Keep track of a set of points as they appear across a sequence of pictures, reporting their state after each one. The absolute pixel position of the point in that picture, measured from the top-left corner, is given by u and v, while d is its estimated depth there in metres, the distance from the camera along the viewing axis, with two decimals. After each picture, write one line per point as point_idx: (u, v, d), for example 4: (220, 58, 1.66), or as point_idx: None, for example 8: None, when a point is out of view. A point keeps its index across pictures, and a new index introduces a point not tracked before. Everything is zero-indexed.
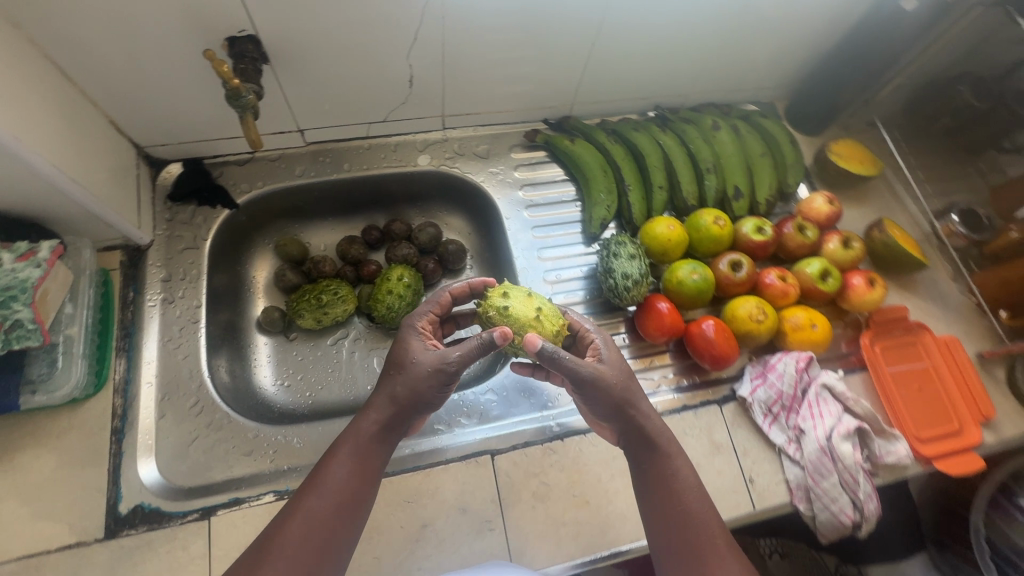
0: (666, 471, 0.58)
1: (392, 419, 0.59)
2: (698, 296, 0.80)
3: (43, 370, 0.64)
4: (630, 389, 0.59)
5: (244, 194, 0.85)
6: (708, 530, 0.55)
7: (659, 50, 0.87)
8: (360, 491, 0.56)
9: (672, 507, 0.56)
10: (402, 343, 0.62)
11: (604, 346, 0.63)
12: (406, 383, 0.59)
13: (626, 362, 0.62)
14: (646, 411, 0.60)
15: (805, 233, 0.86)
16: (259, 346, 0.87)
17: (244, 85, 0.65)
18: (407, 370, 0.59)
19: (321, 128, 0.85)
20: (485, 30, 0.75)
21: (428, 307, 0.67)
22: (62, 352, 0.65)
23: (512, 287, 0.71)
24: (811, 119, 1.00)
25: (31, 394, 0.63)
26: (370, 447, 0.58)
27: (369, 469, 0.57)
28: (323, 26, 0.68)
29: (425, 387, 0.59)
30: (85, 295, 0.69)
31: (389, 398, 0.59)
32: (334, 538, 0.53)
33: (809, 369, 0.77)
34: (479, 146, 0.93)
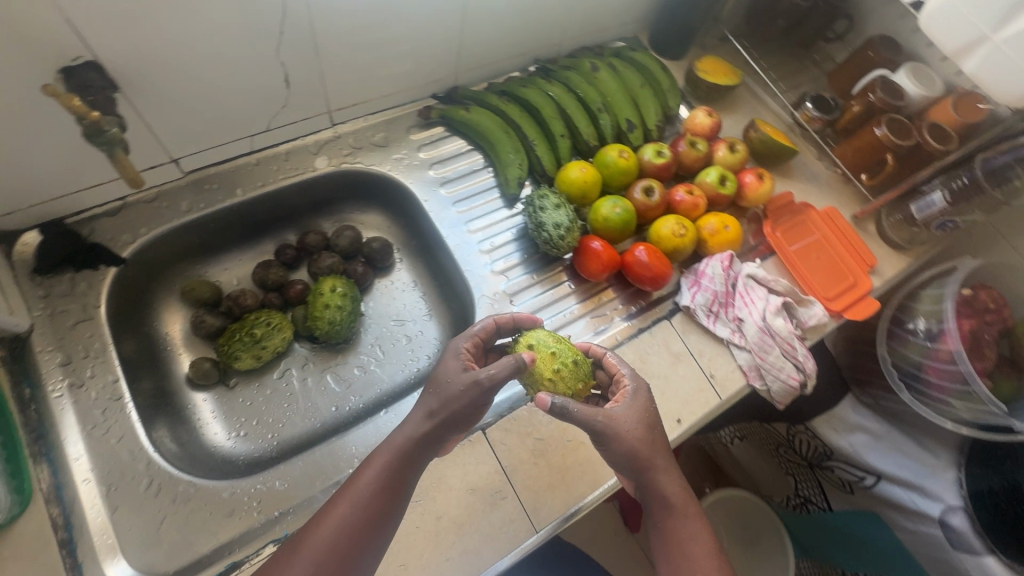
0: (681, 530, 0.63)
1: (432, 435, 0.59)
2: (624, 228, 0.85)
3: None
4: (653, 450, 0.63)
5: (129, 245, 0.75)
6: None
7: (527, 2, 0.88)
8: (390, 502, 0.56)
9: (682, 564, 0.61)
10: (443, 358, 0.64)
11: (630, 394, 0.66)
12: (444, 399, 0.59)
13: (651, 415, 0.65)
14: (665, 471, 0.63)
15: (696, 147, 0.95)
16: (197, 403, 0.79)
17: (105, 118, 0.58)
18: (445, 384, 0.60)
19: (197, 153, 0.76)
20: (356, 11, 0.71)
21: (475, 332, 0.68)
22: None
23: (543, 336, 0.70)
24: (674, 44, 1.08)
25: None
26: (407, 461, 0.58)
27: (399, 486, 0.57)
28: (172, 35, 0.61)
29: (464, 403, 0.59)
30: None
31: (430, 413, 0.59)
32: (361, 547, 0.54)
33: (732, 267, 0.86)
34: (375, 135, 0.89)
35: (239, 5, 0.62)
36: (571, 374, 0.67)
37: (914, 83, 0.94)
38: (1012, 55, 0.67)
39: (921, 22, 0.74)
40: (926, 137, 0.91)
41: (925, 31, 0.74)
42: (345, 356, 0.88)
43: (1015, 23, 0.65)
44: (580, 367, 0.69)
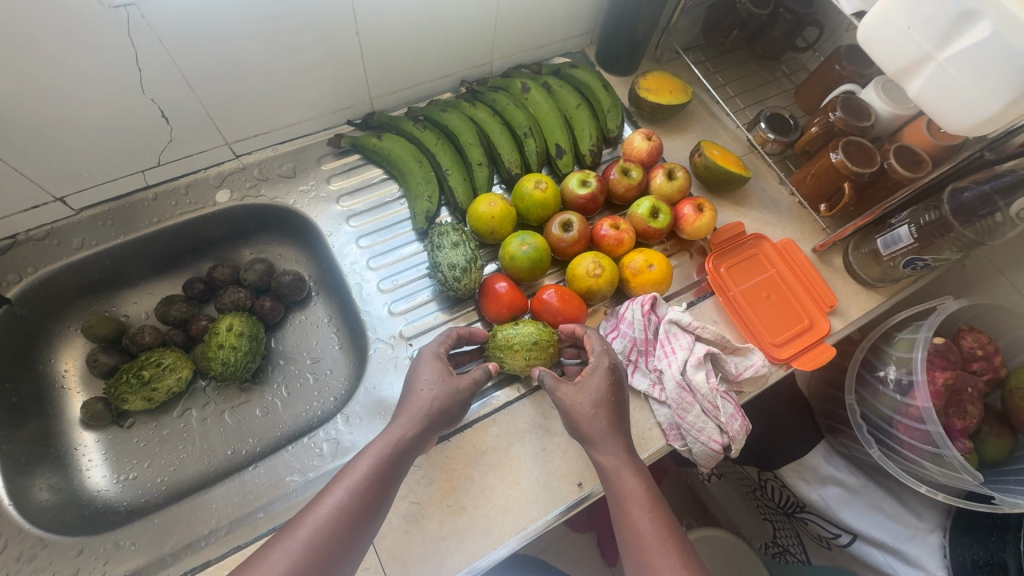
0: (620, 489, 0.60)
1: (423, 434, 0.62)
2: (534, 267, 0.78)
3: None
4: (598, 422, 0.63)
5: (13, 287, 0.73)
6: (659, 544, 0.55)
7: (435, 24, 0.82)
8: (379, 496, 0.57)
9: (622, 525, 0.58)
10: (418, 366, 0.67)
11: (588, 373, 0.65)
12: (433, 399, 0.64)
13: (610, 397, 0.64)
14: (603, 445, 0.62)
15: (629, 175, 0.86)
16: (86, 444, 0.77)
17: None
18: (430, 391, 0.64)
19: (84, 190, 0.75)
20: (226, 44, 0.68)
21: (441, 336, 0.70)
22: None
23: (500, 334, 0.72)
24: (618, 61, 1.00)
25: None
26: (399, 456, 0.60)
27: (393, 476, 0.59)
28: (12, 83, 0.59)
29: (450, 403, 0.64)
30: None
31: (421, 414, 0.63)
32: (353, 534, 0.54)
33: (656, 310, 0.77)
34: (282, 166, 0.86)
35: (81, 47, 0.59)
36: (542, 351, 0.71)
37: (884, 100, 0.83)
38: (960, 79, 0.56)
39: (859, 37, 0.63)
40: (891, 162, 0.79)
41: (865, 48, 0.63)
42: (249, 393, 0.84)
43: (959, 41, 0.55)
44: (544, 339, 0.71)
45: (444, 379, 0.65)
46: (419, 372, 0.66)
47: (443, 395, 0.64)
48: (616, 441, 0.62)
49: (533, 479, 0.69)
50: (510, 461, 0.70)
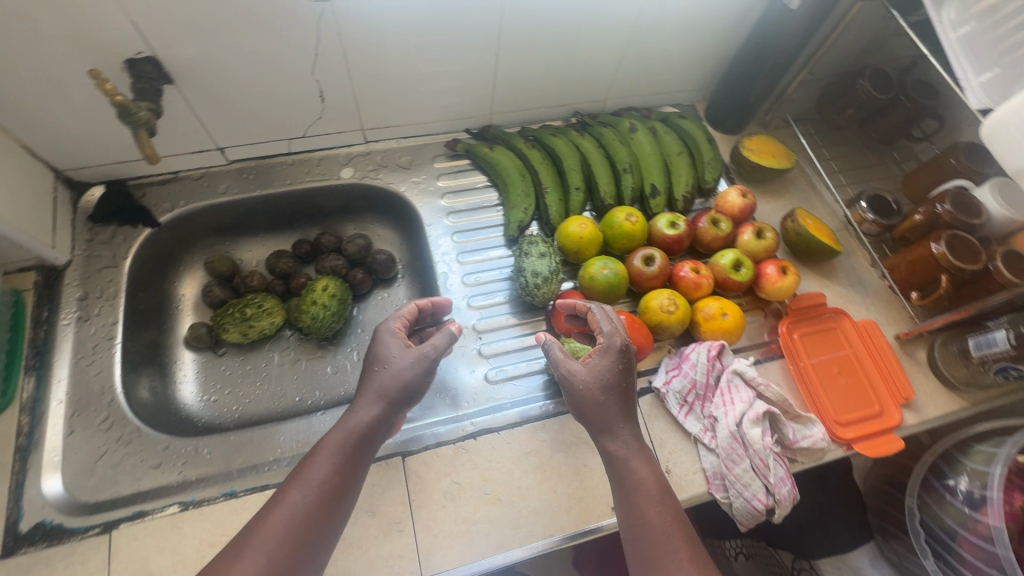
0: (631, 479, 0.60)
1: (386, 416, 0.62)
2: (610, 292, 0.81)
3: None
4: (607, 407, 0.62)
5: (167, 213, 0.86)
6: (668, 539, 0.56)
7: (565, 57, 0.90)
8: (341, 488, 0.57)
9: (631, 514, 0.59)
10: (377, 343, 0.65)
11: (597, 358, 0.63)
12: (390, 376, 0.62)
13: (619, 380, 0.63)
14: (613, 433, 0.62)
15: (718, 226, 0.88)
16: (184, 361, 0.87)
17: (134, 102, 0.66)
18: (387, 370, 0.62)
19: (241, 145, 0.87)
20: (388, 44, 0.78)
21: (397, 315, 0.68)
22: None
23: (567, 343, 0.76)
24: (728, 119, 1.04)
25: None
26: (358, 443, 0.60)
27: (353, 466, 0.59)
28: (221, 48, 0.71)
29: (412, 378, 0.62)
30: None
31: (380, 394, 0.62)
32: (320, 528, 0.54)
33: (720, 359, 0.78)
34: (402, 157, 0.96)
35: (278, 29, 0.71)
36: None
37: (999, 202, 0.81)
38: None
39: (983, 132, 0.64)
40: (998, 264, 0.77)
41: (988, 145, 0.64)
42: (324, 353, 0.92)
43: None
44: None
45: (413, 364, 0.63)
46: (379, 350, 0.64)
47: (409, 371, 0.62)
48: (626, 429, 0.62)
49: (569, 491, 0.71)
50: (550, 468, 0.72)
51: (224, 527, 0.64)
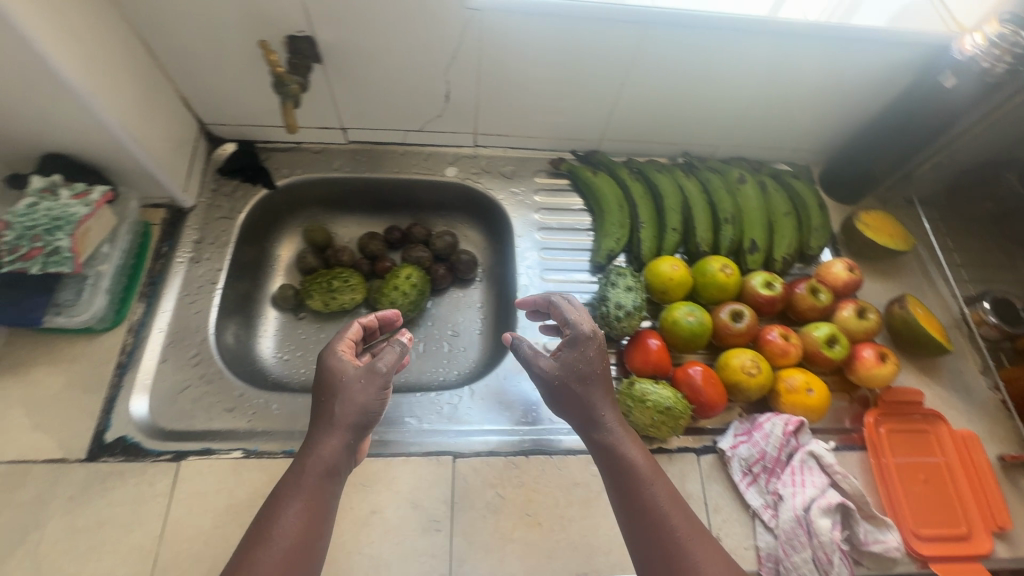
0: (623, 464, 0.58)
1: (350, 446, 0.58)
2: (691, 340, 0.79)
3: (71, 296, 0.67)
4: (588, 396, 0.60)
5: (284, 178, 0.92)
6: (667, 521, 0.54)
7: (690, 96, 0.89)
8: (313, 531, 0.52)
9: (631, 504, 0.56)
10: (322, 372, 0.60)
11: (569, 350, 0.61)
12: (342, 405, 0.57)
13: (595, 370, 0.61)
14: (599, 425, 0.60)
15: (817, 296, 0.84)
16: (268, 317, 0.92)
17: (290, 76, 0.70)
18: (339, 398, 0.57)
19: (363, 129, 0.92)
20: (522, 59, 0.80)
21: (342, 334, 0.65)
22: (90, 284, 0.68)
23: (637, 381, 0.73)
24: (846, 188, 0.99)
25: (54, 314, 0.65)
26: (320, 484, 0.54)
27: (320, 500, 0.54)
28: (372, 39, 0.75)
29: (368, 401, 0.58)
30: (122, 239, 0.72)
31: (336, 426, 0.56)
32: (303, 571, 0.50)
33: (797, 435, 0.73)
34: (505, 166, 0.98)
35: (426, 29, 0.74)
36: (671, 420, 0.71)
37: None
38: None
39: None
40: None
41: None
42: None
43: None
44: (678, 409, 0.71)
45: (367, 389, 0.58)
46: (324, 380, 0.59)
47: (367, 400, 0.58)
48: (610, 414, 0.60)
49: (611, 534, 0.68)
50: (596, 505, 0.70)
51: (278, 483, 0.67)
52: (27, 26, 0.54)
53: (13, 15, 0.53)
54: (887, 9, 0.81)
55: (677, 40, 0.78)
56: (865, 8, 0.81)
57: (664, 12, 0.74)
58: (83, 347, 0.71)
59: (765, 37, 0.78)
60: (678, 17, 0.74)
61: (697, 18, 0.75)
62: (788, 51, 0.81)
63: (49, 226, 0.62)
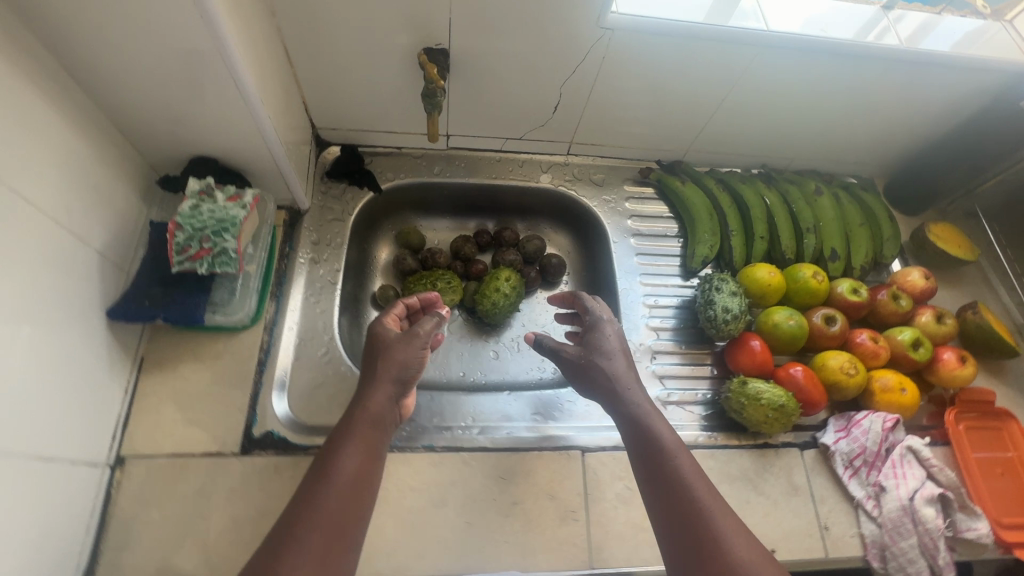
0: (647, 431, 0.62)
1: (393, 402, 0.62)
2: (790, 342, 0.84)
3: (225, 295, 0.71)
4: (608, 363, 0.68)
5: (389, 182, 0.95)
6: (689, 483, 0.56)
7: (779, 113, 0.95)
8: (361, 479, 0.54)
9: (657, 468, 0.58)
10: (371, 338, 0.66)
11: (592, 330, 0.71)
12: (387, 364, 0.63)
13: (618, 346, 0.69)
14: (624, 389, 0.66)
15: (898, 302, 0.90)
16: (371, 317, 0.95)
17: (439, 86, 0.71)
18: (386, 357, 0.63)
19: (466, 136, 0.96)
20: (636, 73, 0.84)
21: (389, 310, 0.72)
22: (241, 284, 0.73)
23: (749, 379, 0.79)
24: (911, 200, 1.06)
25: (212, 313, 0.71)
26: (369, 439, 0.57)
27: (369, 451, 0.56)
28: (502, 51, 0.79)
29: (410, 361, 0.64)
30: (263, 240, 0.76)
31: (382, 383, 0.61)
32: (353, 515, 0.51)
33: (894, 432, 0.79)
34: (596, 174, 1.02)
35: (555, 43, 0.78)
36: (783, 416, 0.76)
37: None
38: None
39: None
40: None
41: None
42: (486, 338, 0.98)
43: None
44: (789, 407, 0.76)
45: (407, 352, 0.64)
46: (374, 345, 0.65)
47: (406, 358, 0.63)
48: (638, 389, 0.66)
49: None
50: None
51: (423, 476, 0.70)
52: (230, 39, 0.57)
53: (223, 29, 0.55)
54: (951, 35, 0.87)
55: (783, 61, 0.84)
56: (925, 36, 0.86)
57: (775, 36, 0.79)
58: (225, 344, 0.73)
59: (862, 61, 0.84)
60: (788, 41, 0.80)
61: (806, 42, 0.80)
62: (879, 74, 0.87)
63: (218, 229, 0.65)
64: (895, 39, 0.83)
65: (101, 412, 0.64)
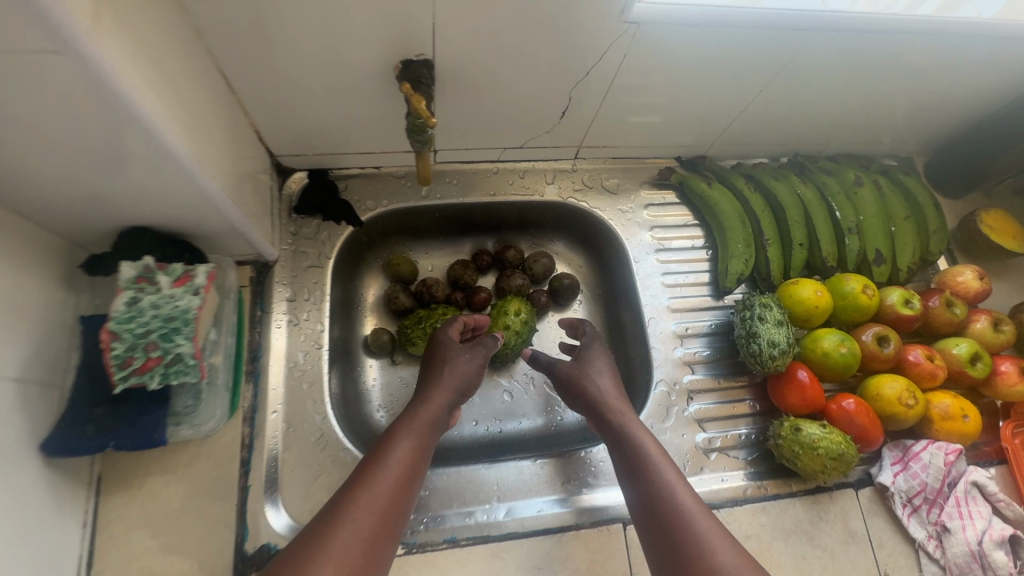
0: (628, 438, 0.59)
1: (447, 411, 0.62)
2: (841, 370, 0.75)
3: (188, 402, 0.61)
4: (594, 378, 0.67)
5: (370, 212, 0.81)
6: (667, 484, 0.53)
7: (819, 99, 0.81)
8: (415, 474, 0.54)
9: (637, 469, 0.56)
10: (439, 345, 0.68)
11: (585, 348, 0.73)
12: (455, 372, 0.65)
13: (610, 367, 0.71)
14: (613, 397, 0.65)
15: (952, 310, 0.81)
16: (367, 368, 0.83)
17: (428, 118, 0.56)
18: (455, 361, 0.66)
19: (457, 149, 0.81)
20: (662, 68, 0.69)
21: (458, 322, 0.73)
22: (207, 385, 0.62)
23: (803, 424, 0.70)
24: (957, 183, 0.95)
25: (176, 428, 0.60)
26: (426, 438, 0.57)
27: (425, 449, 0.56)
28: (498, 53, 0.63)
29: (474, 371, 0.66)
30: (227, 321, 0.65)
31: (444, 390, 0.62)
32: (403, 505, 0.50)
33: (956, 462, 0.72)
34: (609, 180, 0.89)
35: (565, 38, 0.62)
36: (841, 464, 0.68)
37: None
38: None
39: None
40: None
41: None
42: (496, 375, 0.87)
43: None
44: (848, 454, 0.68)
45: (473, 365, 0.66)
46: (446, 349, 0.67)
47: (472, 371, 0.66)
48: (625, 404, 0.65)
49: None
50: (770, 556, 0.68)
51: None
52: (139, 97, 0.41)
53: (126, 87, 0.40)
54: None
55: (834, 44, 0.69)
56: None
57: (827, 17, 0.65)
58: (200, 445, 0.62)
59: (928, 39, 0.71)
60: (844, 22, 0.66)
61: (864, 22, 0.66)
62: (941, 53, 0.74)
63: (166, 331, 0.52)
64: (965, 9, 0.69)
65: (58, 560, 0.53)
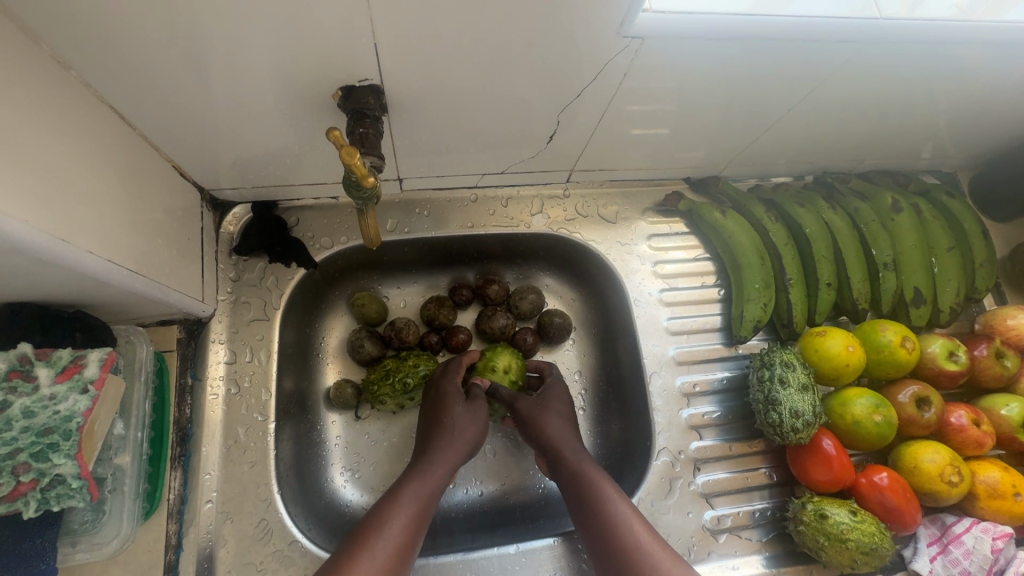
0: (584, 478, 0.56)
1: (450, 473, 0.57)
2: (875, 439, 0.65)
3: (86, 518, 0.50)
4: (548, 412, 0.62)
5: (325, 250, 0.69)
6: (626, 530, 0.51)
7: (854, 116, 0.69)
8: (411, 544, 0.50)
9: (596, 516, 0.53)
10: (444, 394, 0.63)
11: (549, 386, 0.67)
12: (459, 430, 0.59)
13: (569, 409, 0.64)
14: (566, 432, 0.61)
15: (1002, 362, 0.70)
16: (328, 425, 0.70)
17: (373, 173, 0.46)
18: (459, 416, 0.60)
19: (425, 177, 0.69)
20: (669, 89, 0.57)
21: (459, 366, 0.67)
22: (108, 494, 0.51)
23: (829, 509, 0.60)
24: (1012, 205, 0.82)
25: (71, 548, 0.50)
26: (426, 505, 0.53)
27: (424, 515, 0.52)
28: (464, 73, 0.51)
29: (480, 432, 0.60)
30: (138, 411, 0.54)
31: (453, 452, 0.57)
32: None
33: (1004, 548, 0.62)
34: (607, 206, 0.77)
35: (547, 57, 0.50)
36: (874, 557, 0.58)
37: None
38: None
39: None
40: None
41: None
42: None
43: None
44: (882, 545, 0.58)
45: (479, 422, 0.61)
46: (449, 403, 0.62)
47: (480, 429, 0.60)
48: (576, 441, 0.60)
49: None
50: None
51: None
52: None
53: None
54: None
55: (880, 58, 0.57)
56: None
57: (871, 24, 0.53)
58: (115, 553, 0.52)
59: (994, 49, 0.58)
60: (893, 33, 0.53)
61: (917, 32, 0.54)
62: (1007, 62, 0.61)
63: (40, 447, 0.43)
64: None
65: None
